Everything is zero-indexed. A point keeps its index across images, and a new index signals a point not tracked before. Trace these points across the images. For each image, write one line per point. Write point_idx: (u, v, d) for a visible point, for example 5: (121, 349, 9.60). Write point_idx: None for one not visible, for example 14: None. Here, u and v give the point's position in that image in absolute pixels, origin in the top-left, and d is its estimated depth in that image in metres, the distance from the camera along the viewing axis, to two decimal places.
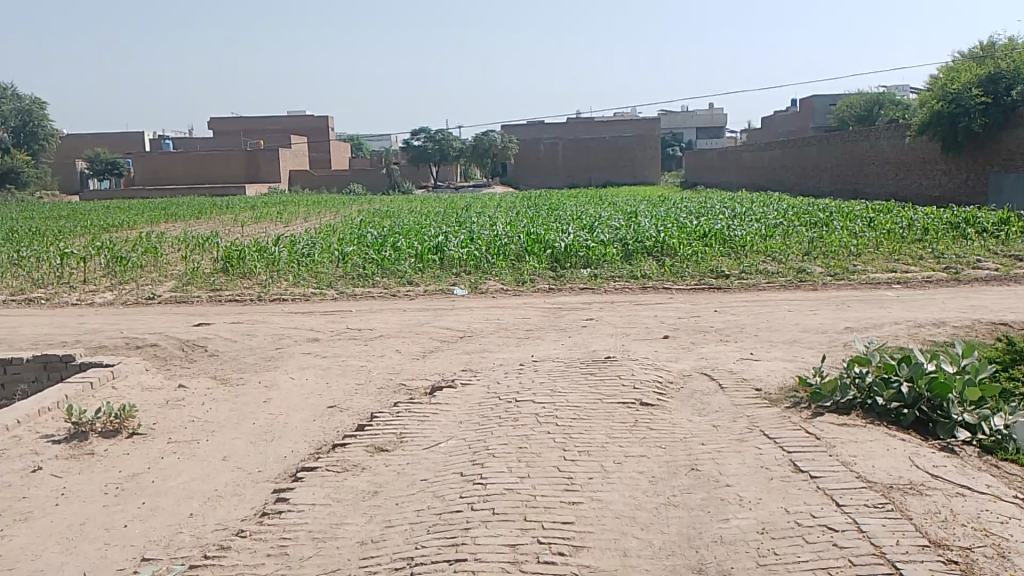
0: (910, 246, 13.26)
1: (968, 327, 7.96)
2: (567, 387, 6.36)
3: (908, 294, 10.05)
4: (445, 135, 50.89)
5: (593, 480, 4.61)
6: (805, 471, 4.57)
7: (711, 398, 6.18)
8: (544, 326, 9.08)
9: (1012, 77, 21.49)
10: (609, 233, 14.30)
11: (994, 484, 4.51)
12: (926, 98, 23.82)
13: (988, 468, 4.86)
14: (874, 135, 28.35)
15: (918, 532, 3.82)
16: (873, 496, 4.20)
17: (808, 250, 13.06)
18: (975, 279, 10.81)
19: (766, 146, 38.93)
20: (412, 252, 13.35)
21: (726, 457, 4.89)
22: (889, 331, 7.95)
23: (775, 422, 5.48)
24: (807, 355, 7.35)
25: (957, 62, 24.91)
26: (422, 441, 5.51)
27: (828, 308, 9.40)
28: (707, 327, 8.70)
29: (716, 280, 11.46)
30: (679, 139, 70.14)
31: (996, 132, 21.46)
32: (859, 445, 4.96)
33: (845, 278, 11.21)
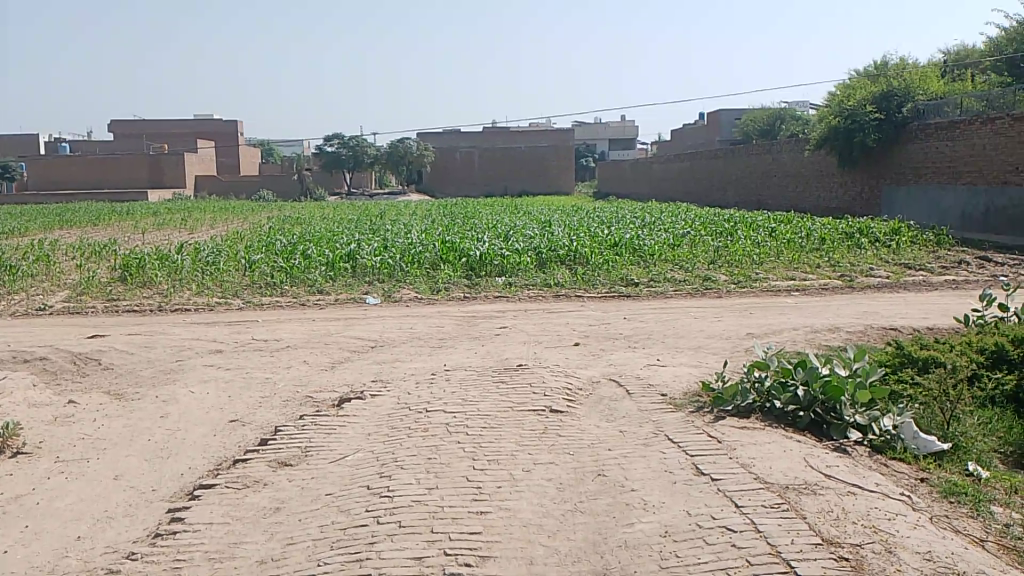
0: (808, 255, 13.85)
1: (860, 332, 8.36)
2: (478, 396, 6.33)
3: (805, 301, 10.50)
4: (360, 142, 50.10)
5: (501, 489, 4.59)
6: (707, 474, 4.68)
7: (619, 403, 6.27)
8: (457, 335, 9.05)
9: (903, 95, 22.58)
10: (523, 242, 14.38)
11: (882, 482, 4.74)
12: (824, 115, 24.90)
13: (877, 467, 5.11)
14: (775, 149, 29.56)
15: (811, 530, 3.96)
16: (770, 497, 4.33)
17: (713, 258, 13.46)
18: (867, 286, 11.38)
19: (676, 158, 40.00)
20: (323, 260, 13.07)
21: (632, 462, 4.96)
22: (788, 337, 8.27)
23: (679, 426, 5.60)
24: (711, 360, 7.56)
25: (852, 80, 26.25)
26: (327, 454, 5.38)
27: (732, 315, 9.72)
28: (617, 334, 8.84)
29: (627, 288, 11.68)
30: (593, 151, 71.42)
31: (889, 147, 22.72)
32: (758, 447, 5.12)
33: (747, 286, 11.61)
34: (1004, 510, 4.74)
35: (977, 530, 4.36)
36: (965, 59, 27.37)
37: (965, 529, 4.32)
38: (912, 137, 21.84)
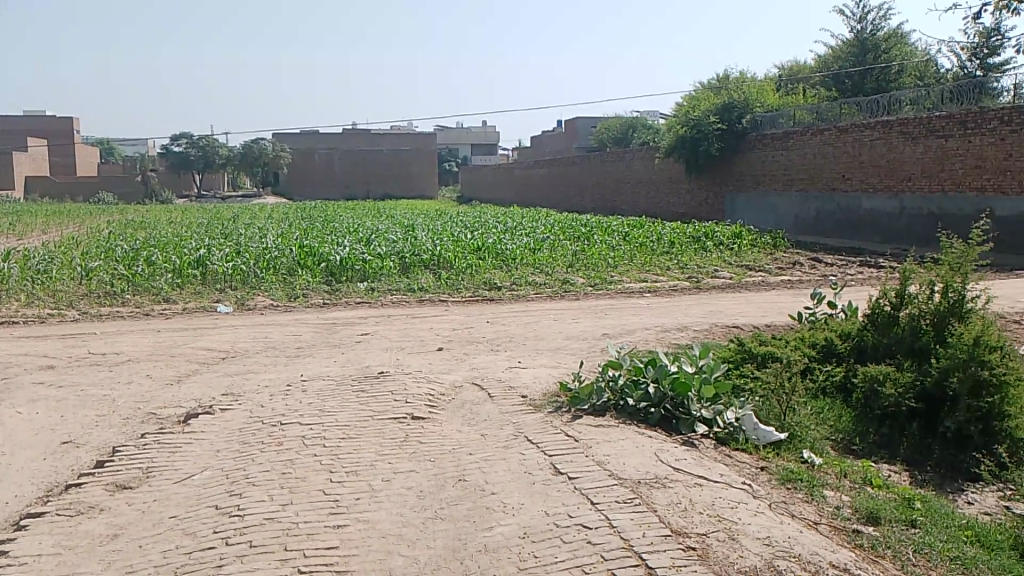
0: (659, 258, 14.51)
1: (707, 330, 8.84)
2: (336, 406, 6.17)
3: (657, 301, 10.99)
4: (209, 141, 48.38)
5: (360, 501, 4.49)
6: (564, 474, 4.77)
7: (480, 407, 6.29)
8: (315, 343, 8.80)
9: (743, 107, 24.03)
10: (385, 247, 14.19)
11: (726, 473, 5.02)
12: (673, 124, 26.13)
13: (722, 458, 5.41)
14: (628, 156, 30.78)
15: (662, 523, 4.13)
16: (623, 492, 4.48)
17: (572, 262, 13.82)
18: (713, 287, 12.07)
19: (535, 163, 40.75)
20: (169, 267, 12.36)
21: (492, 465, 4.99)
22: (641, 337, 8.62)
23: (538, 427, 5.70)
24: (570, 361, 7.75)
25: (696, 92, 27.68)
26: (172, 474, 5.07)
27: (589, 316, 10.01)
28: (479, 338, 8.89)
29: (489, 292, 11.78)
30: (455, 155, 71.64)
31: (730, 155, 24.27)
32: (612, 444, 5.29)
33: (604, 288, 12.01)
34: (834, 493, 5.16)
35: (811, 514, 4.70)
36: (796, 74, 29.59)
37: (800, 514, 4.65)
38: (751, 147, 23.43)
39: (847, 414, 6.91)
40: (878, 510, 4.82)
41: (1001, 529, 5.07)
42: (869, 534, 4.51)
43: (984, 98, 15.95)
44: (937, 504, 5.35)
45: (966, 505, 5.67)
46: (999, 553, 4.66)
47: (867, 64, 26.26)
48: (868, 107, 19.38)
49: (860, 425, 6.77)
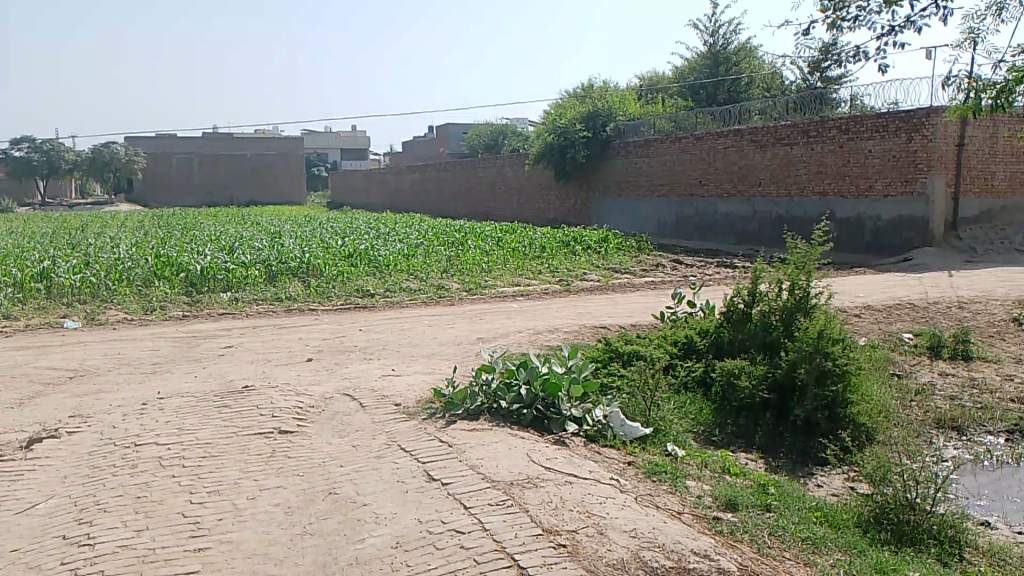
0: (531, 262, 14.75)
1: (577, 331, 9.06)
2: (197, 424, 5.88)
3: (529, 305, 11.17)
4: (54, 146, 45.35)
5: (223, 521, 4.30)
6: (437, 479, 4.76)
7: (352, 417, 6.17)
8: (176, 357, 8.36)
9: (606, 115, 24.87)
10: (250, 255, 13.68)
11: (596, 469, 5.16)
12: (541, 131, 26.69)
13: (592, 455, 5.57)
14: (499, 163, 31.15)
15: (534, 522, 4.19)
16: (496, 495, 4.52)
17: (446, 267, 13.82)
18: (582, 289, 12.40)
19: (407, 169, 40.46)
20: (9, 281, 11.42)
21: (363, 476, 4.91)
22: (514, 340, 8.74)
23: (411, 434, 5.66)
24: (443, 367, 7.73)
25: (563, 100, 28.40)
26: (12, 505, 4.66)
27: (463, 321, 10.04)
28: (350, 347, 8.73)
29: (362, 299, 11.58)
30: (324, 160, 70.06)
31: (596, 162, 25.00)
32: (485, 448, 5.32)
33: (477, 293, 12.08)
34: (695, 483, 5.43)
35: (675, 504, 4.92)
36: (656, 85, 30.96)
37: (665, 504, 4.85)
38: (615, 154, 24.22)
39: (707, 407, 7.27)
40: (736, 497, 5.11)
41: (846, 508, 5.49)
42: (728, 520, 4.76)
43: (824, 109, 17.21)
44: (789, 489, 5.72)
45: (816, 487, 6.09)
46: (844, 530, 5.05)
47: (720, 76, 27.80)
48: (721, 116, 20.49)
49: (720, 417, 7.15)
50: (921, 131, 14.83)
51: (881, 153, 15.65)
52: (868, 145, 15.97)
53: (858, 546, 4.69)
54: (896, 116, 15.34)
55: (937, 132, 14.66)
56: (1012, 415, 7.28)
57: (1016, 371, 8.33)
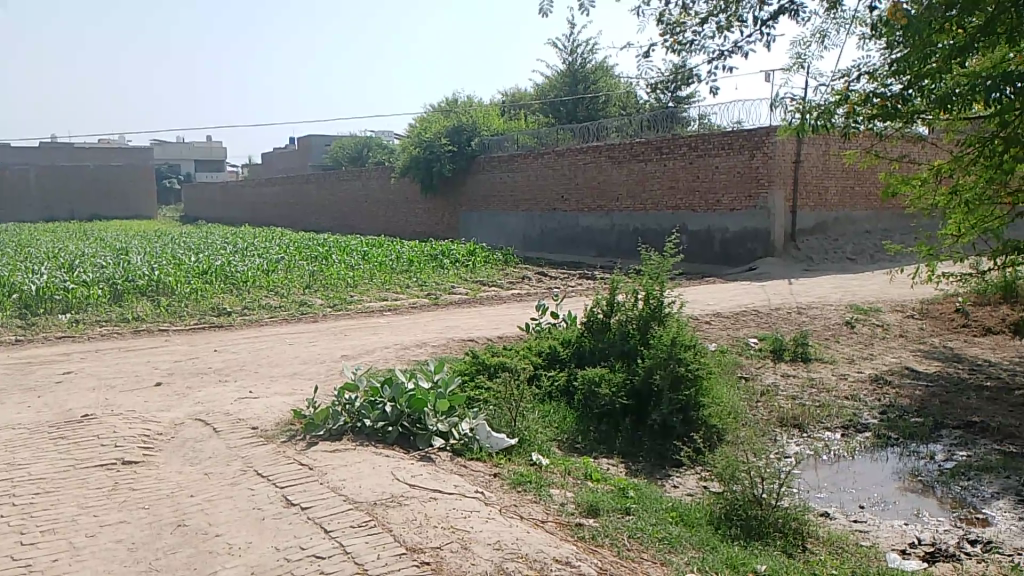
0: (398, 276, 14.61)
1: (444, 345, 9.06)
2: (29, 459, 5.40)
3: (396, 319, 11.06)
4: None
5: (58, 562, 3.97)
6: (296, 504, 4.61)
7: (205, 444, 5.87)
8: (5, 386, 7.66)
9: (470, 130, 25.13)
10: (93, 273, 12.77)
11: (461, 483, 5.17)
12: (406, 145, 26.61)
13: (458, 470, 5.57)
14: (364, 176, 30.73)
15: (397, 542, 4.14)
16: (358, 516, 4.43)
17: (309, 283, 13.45)
18: (450, 303, 12.41)
19: (268, 181, 39.12)
20: None
21: (216, 505, 4.68)
22: (380, 355, 8.62)
23: (269, 459, 5.45)
24: (305, 387, 7.51)
25: (428, 114, 28.46)
26: None
27: (327, 338, 9.80)
28: (205, 368, 8.31)
29: (218, 318, 11.07)
30: (178, 171, 66.58)
31: (461, 176, 25.17)
32: (347, 469, 5.20)
33: (342, 308, 11.83)
34: (559, 490, 5.54)
35: (539, 513, 5.00)
36: (519, 102, 31.58)
37: (528, 514, 4.91)
38: (480, 168, 24.48)
39: (571, 415, 7.44)
40: (597, 503, 5.25)
41: (700, 507, 5.76)
42: (590, 526, 4.88)
43: (675, 127, 18.10)
44: (648, 491, 5.94)
45: (673, 488, 6.35)
46: (699, 528, 5.29)
47: (579, 93, 28.72)
48: (580, 133, 21.15)
49: (582, 424, 7.34)
50: (762, 148, 15.93)
51: (727, 169, 16.66)
52: (715, 161, 16.95)
53: (711, 543, 4.93)
54: (739, 134, 16.40)
55: (776, 150, 15.80)
56: (846, 411, 7.91)
57: (849, 370, 9.08)
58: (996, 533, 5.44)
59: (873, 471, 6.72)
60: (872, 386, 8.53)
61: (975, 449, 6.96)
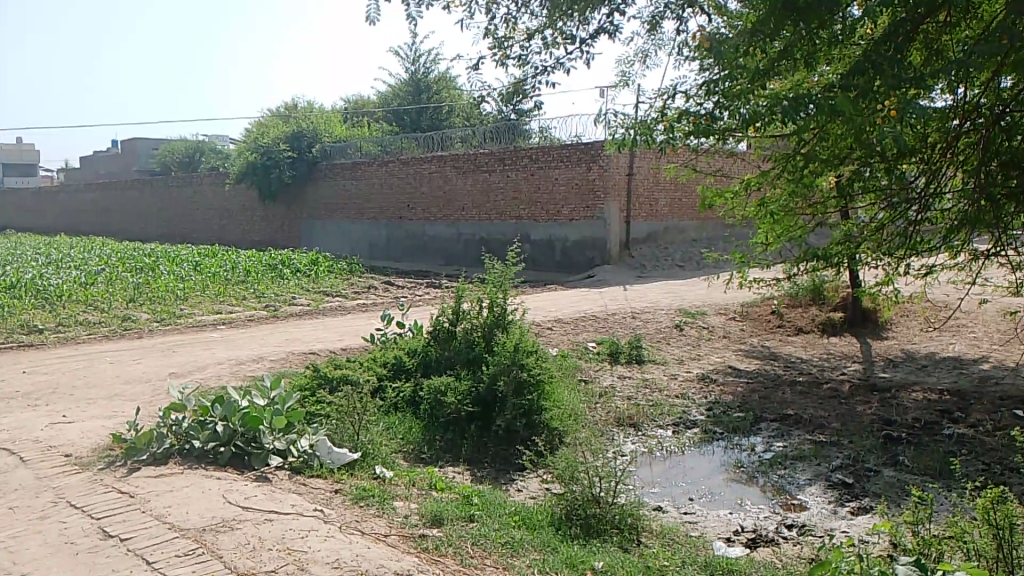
0: (234, 287, 13.95)
1: (282, 359, 8.75)
2: None
3: (231, 333, 10.56)
4: None
5: None
6: (115, 536, 4.28)
7: (9, 475, 5.33)
8: None
9: (311, 137, 24.48)
10: None
11: (299, 502, 5.00)
12: (243, 150, 25.55)
13: (296, 488, 5.39)
14: (196, 182, 29.13)
15: (227, 569, 3.94)
16: (185, 544, 4.19)
17: (134, 296, 12.57)
18: (290, 314, 12.01)
19: (87, 188, 36.20)
20: None
21: (22, 542, 4.25)
22: (212, 372, 8.20)
23: (84, 488, 5.03)
24: (127, 409, 7.00)
25: (265, 119, 27.44)
26: None
27: (154, 355, 9.20)
28: (10, 392, 7.54)
29: (27, 336, 10.09)
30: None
31: (301, 183, 24.45)
32: (174, 494, 4.89)
33: (171, 323, 11.15)
34: (403, 503, 5.48)
35: (381, 527, 4.92)
36: (361, 110, 31.19)
37: (370, 529, 4.82)
38: (322, 175, 23.89)
39: (416, 425, 7.39)
40: (441, 512, 5.25)
41: (542, 509, 5.89)
42: (433, 536, 4.87)
43: (517, 139, 18.50)
44: (491, 497, 5.99)
45: (516, 492, 6.44)
46: (540, 531, 5.40)
47: (422, 103, 28.76)
48: (424, 142, 21.17)
49: (428, 434, 7.32)
50: (598, 161, 16.64)
51: (567, 181, 17.23)
52: (555, 173, 17.47)
53: (552, 544, 5.03)
54: (577, 147, 17.03)
55: (610, 163, 16.54)
56: (676, 408, 8.39)
57: (679, 370, 9.63)
58: (809, 517, 5.93)
59: (702, 465, 7.16)
60: (699, 384, 9.11)
61: (790, 440, 7.57)
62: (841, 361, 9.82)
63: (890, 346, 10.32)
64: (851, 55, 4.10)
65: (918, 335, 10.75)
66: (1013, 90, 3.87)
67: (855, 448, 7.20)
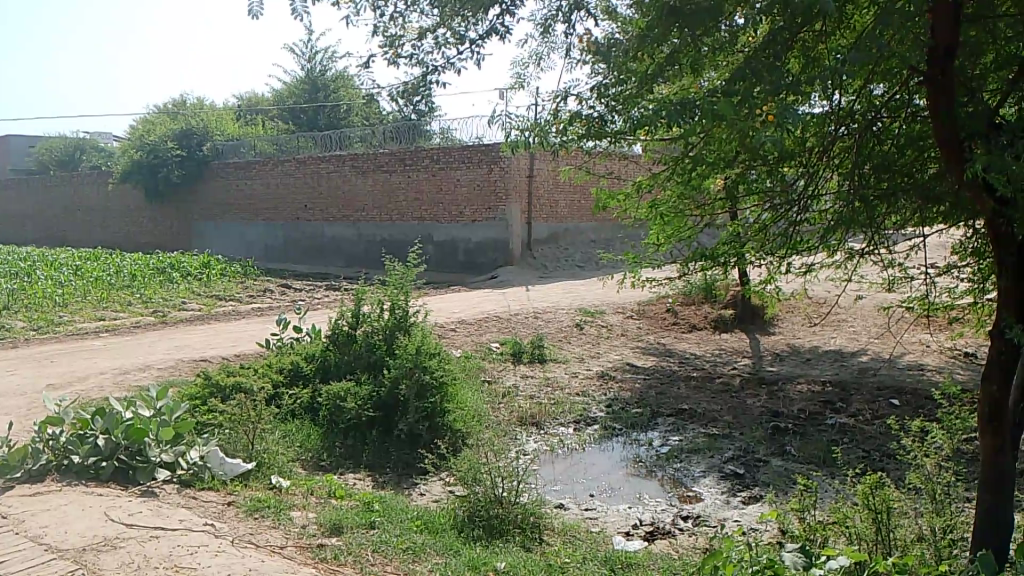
0: (119, 292, 13.23)
1: (171, 367, 8.37)
2: None
3: (115, 341, 10.01)
4: None
5: None
6: None
7: None
8: None
9: (201, 134, 23.51)
10: None
11: (188, 517, 4.78)
12: (128, 148, 24.31)
13: (186, 502, 5.15)
14: (76, 181, 27.51)
15: None
16: (62, 566, 3.93)
17: (6, 303, 11.73)
18: (179, 320, 11.51)
19: None
20: None
21: None
22: (94, 382, 7.75)
23: None
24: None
25: (152, 116, 26.20)
26: None
27: (29, 365, 8.61)
28: None
29: None
30: None
31: (191, 182, 23.46)
32: (50, 513, 4.59)
33: (49, 331, 10.47)
34: (301, 513, 5.33)
35: (278, 538, 4.77)
36: (255, 107, 30.24)
37: (265, 542, 4.66)
38: (213, 175, 22.99)
39: (315, 433, 7.21)
40: (340, 520, 5.13)
41: (445, 512, 5.84)
42: (332, 546, 4.75)
43: (418, 139, 18.28)
44: (393, 502, 5.90)
45: (419, 496, 6.37)
46: (443, 534, 5.35)
47: (319, 101, 28.13)
48: (322, 141, 20.71)
49: (328, 441, 7.15)
50: (498, 163, 16.71)
51: (468, 182, 17.22)
52: (457, 173, 17.43)
53: (454, 547, 4.98)
54: (478, 149, 17.05)
55: (511, 165, 16.64)
56: (577, 406, 8.51)
57: (579, 368, 9.78)
58: (704, 508, 6.13)
59: (602, 460, 7.29)
60: (599, 382, 9.27)
61: (685, 434, 7.81)
62: (732, 356, 10.21)
63: (777, 341, 10.81)
64: (735, 62, 4.15)
65: (802, 331, 11.32)
66: (888, 98, 4.07)
67: (746, 440, 7.50)
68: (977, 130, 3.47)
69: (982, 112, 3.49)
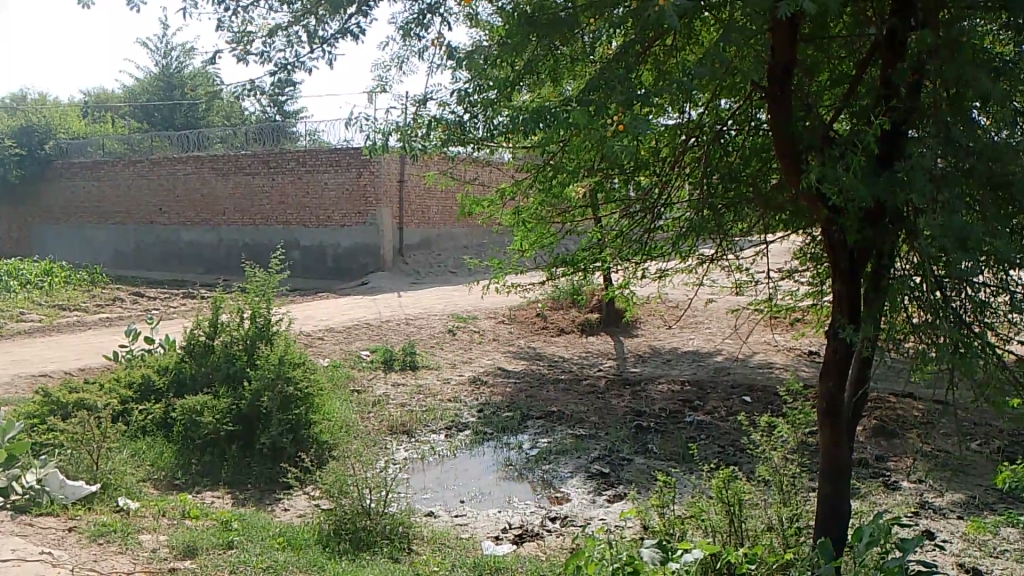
0: None
1: (6, 384, 7.68)
2: None
3: None
4: None
5: None
6: None
7: None
8: None
9: (43, 132, 21.80)
10: None
11: (21, 547, 4.41)
12: None
13: (20, 530, 4.73)
14: None
15: None
16: None
17: None
18: (17, 332, 10.59)
19: None
20: None
21: None
22: None
23: None
24: None
25: None
26: None
27: None
28: None
29: None
30: None
31: (33, 183, 21.71)
32: None
33: None
34: (151, 536, 5.01)
35: (124, 564, 4.46)
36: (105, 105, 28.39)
37: (110, 569, 4.35)
38: (58, 175, 21.39)
39: (168, 450, 6.82)
40: (195, 541, 4.87)
41: (309, 527, 5.65)
42: (186, 569, 4.49)
43: (283, 140, 17.69)
44: (253, 519, 5.65)
45: (282, 512, 6.14)
46: (307, 549, 5.17)
47: (177, 99, 26.77)
48: (178, 141, 19.68)
49: (183, 459, 6.77)
50: (368, 167, 16.44)
51: (336, 186, 16.84)
52: (324, 177, 17.01)
53: (318, 563, 4.79)
54: (347, 152, 16.72)
55: (381, 169, 16.42)
56: (448, 412, 8.48)
57: (451, 374, 9.76)
58: (571, 508, 6.25)
59: (472, 466, 7.29)
60: (470, 387, 9.28)
61: (553, 435, 7.94)
62: (599, 358, 10.50)
63: (641, 343, 11.21)
64: (591, 72, 4.25)
65: (663, 333, 11.80)
66: (736, 111, 4.25)
67: (611, 439, 7.70)
68: (813, 143, 3.67)
69: (817, 127, 3.70)
